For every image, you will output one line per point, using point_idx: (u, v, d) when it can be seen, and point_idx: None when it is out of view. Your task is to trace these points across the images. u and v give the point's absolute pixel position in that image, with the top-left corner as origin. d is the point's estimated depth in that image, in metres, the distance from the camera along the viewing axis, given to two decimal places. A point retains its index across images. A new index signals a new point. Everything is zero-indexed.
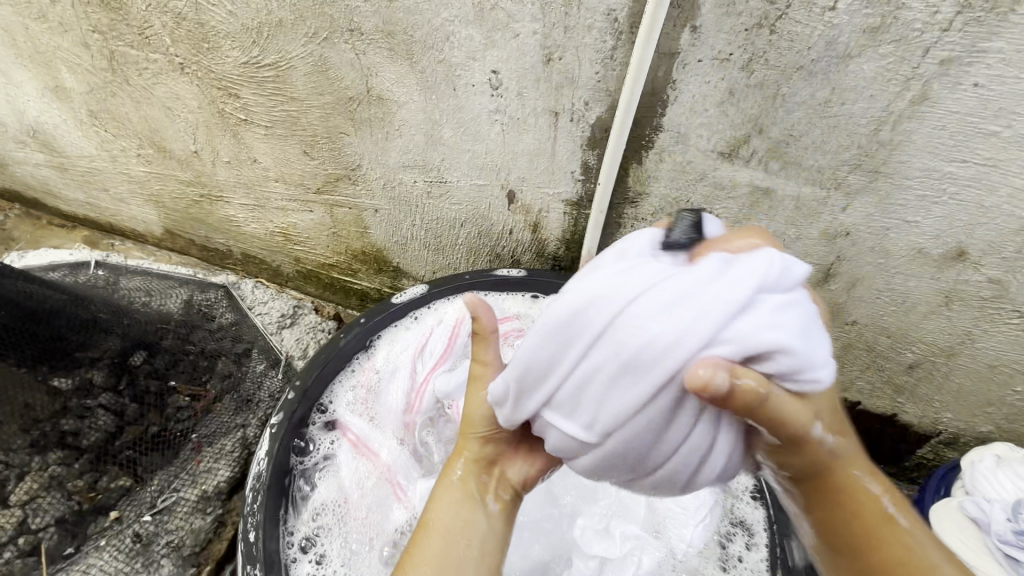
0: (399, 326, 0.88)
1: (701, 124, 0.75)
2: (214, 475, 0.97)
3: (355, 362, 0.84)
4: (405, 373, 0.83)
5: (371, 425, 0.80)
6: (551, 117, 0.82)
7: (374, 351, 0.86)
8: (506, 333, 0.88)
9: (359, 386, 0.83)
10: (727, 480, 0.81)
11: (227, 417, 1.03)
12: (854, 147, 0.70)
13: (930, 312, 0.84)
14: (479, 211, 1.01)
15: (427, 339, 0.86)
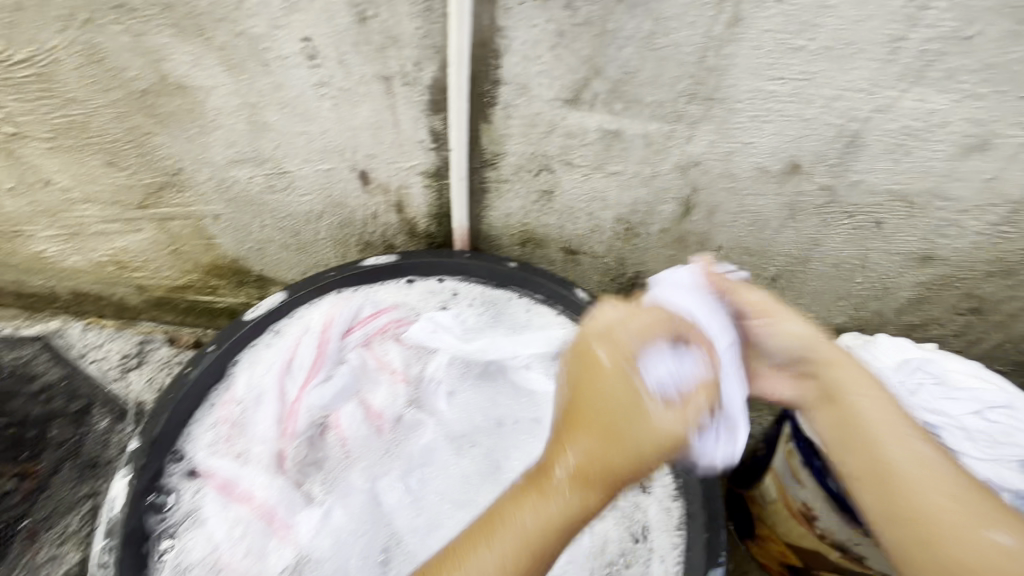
0: (258, 344, 0.80)
1: (538, 71, 0.71)
2: (61, 559, 0.91)
3: (212, 396, 0.75)
4: (270, 396, 0.75)
5: (240, 460, 0.71)
6: (383, 84, 0.74)
7: (233, 380, 0.76)
8: (382, 328, 0.85)
9: (221, 420, 0.73)
10: None
11: (66, 491, 0.96)
12: (686, 78, 0.71)
13: (780, 225, 0.90)
14: (333, 199, 0.91)
15: (292, 355, 0.79)
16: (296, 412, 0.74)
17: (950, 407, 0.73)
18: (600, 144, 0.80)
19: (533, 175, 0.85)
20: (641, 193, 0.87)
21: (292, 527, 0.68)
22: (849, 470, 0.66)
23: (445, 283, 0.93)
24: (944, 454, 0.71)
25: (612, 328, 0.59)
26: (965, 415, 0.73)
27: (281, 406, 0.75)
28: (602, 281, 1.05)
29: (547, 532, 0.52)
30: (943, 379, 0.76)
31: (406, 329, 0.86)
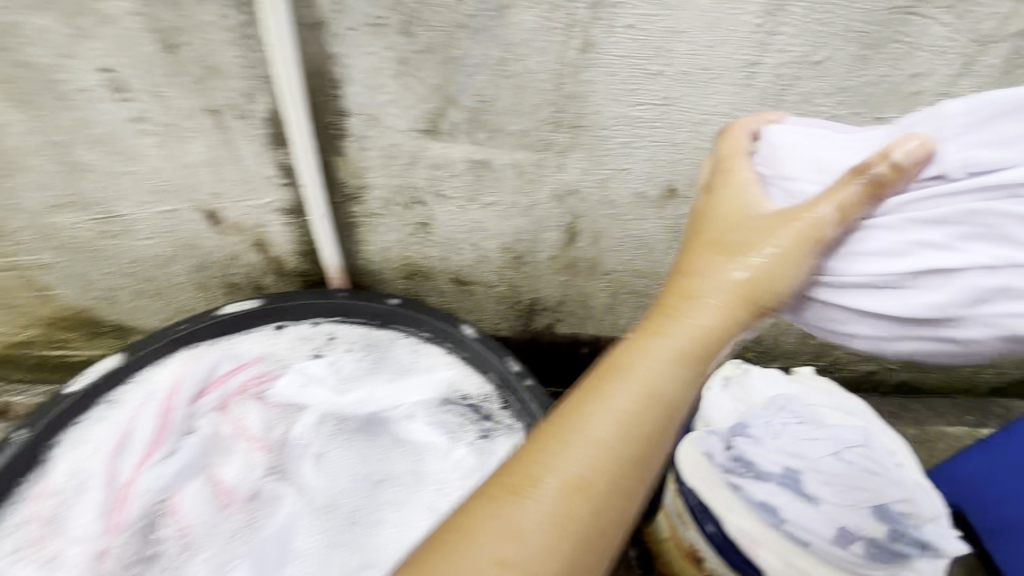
0: (87, 419, 0.70)
1: (387, 101, 0.65)
2: None
3: (21, 490, 0.65)
4: (97, 482, 0.66)
5: (54, 564, 0.61)
6: (212, 117, 0.65)
7: (52, 466, 0.67)
8: (242, 387, 0.77)
9: (31, 517, 0.63)
10: None
11: None
12: (547, 105, 0.66)
13: (668, 248, 0.88)
14: (183, 241, 0.81)
15: (126, 430, 0.70)
16: (128, 498, 0.66)
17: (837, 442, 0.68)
18: (470, 174, 0.74)
19: (404, 208, 0.79)
20: (523, 222, 0.82)
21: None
22: (727, 526, 0.64)
23: (321, 326, 0.84)
24: (829, 490, 0.64)
25: (732, 206, 0.51)
26: (853, 449, 0.67)
27: (109, 493, 0.66)
28: (499, 310, 1.00)
29: (645, 402, 0.44)
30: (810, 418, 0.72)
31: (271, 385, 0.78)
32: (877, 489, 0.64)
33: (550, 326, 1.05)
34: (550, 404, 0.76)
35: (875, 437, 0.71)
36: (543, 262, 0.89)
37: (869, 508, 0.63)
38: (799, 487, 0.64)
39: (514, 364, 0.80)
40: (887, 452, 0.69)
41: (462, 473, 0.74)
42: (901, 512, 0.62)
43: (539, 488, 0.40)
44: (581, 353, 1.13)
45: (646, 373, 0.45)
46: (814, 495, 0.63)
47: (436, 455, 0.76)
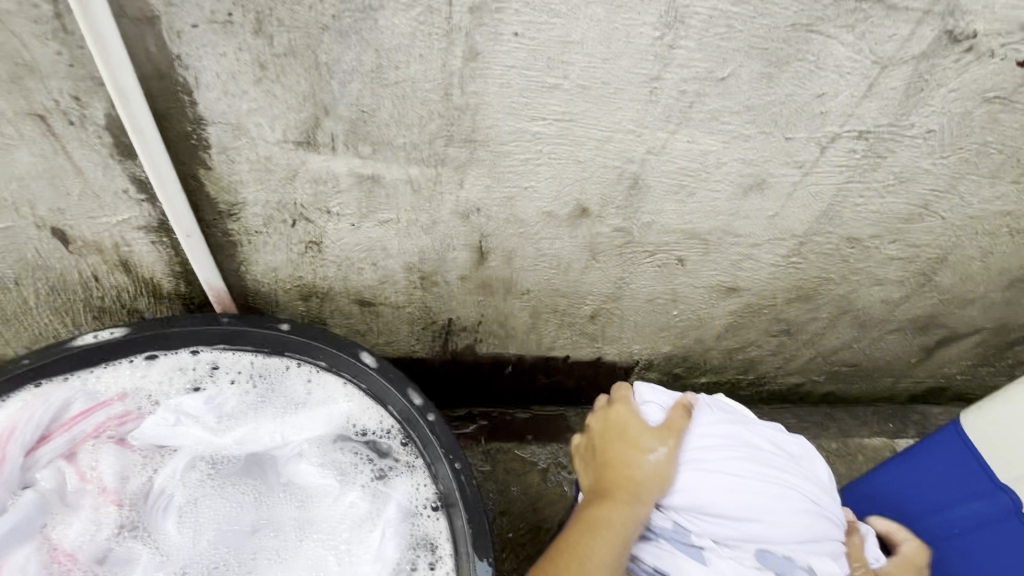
0: None
1: (250, 109, 0.57)
2: None
3: None
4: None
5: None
6: (37, 123, 0.56)
7: None
8: (96, 429, 0.67)
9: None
10: (414, 516, 0.67)
11: None
12: (435, 118, 0.60)
13: (585, 267, 0.83)
14: (29, 260, 0.70)
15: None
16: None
17: (742, 484, 0.64)
18: (359, 190, 0.67)
19: (289, 226, 0.71)
20: (426, 241, 0.75)
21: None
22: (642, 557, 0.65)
23: (201, 354, 0.74)
24: (716, 539, 0.63)
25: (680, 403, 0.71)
26: (758, 495, 0.63)
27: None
28: (413, 331, 0.93)
29: (619, 542, 0.61)
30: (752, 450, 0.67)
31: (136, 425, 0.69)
32: (766, 536, 0.62)
33: (470, 346, 0.99)
34: (452, 443, 0.70)
35: (791, 469, 0.68)
36: (453, 282, 0.83)
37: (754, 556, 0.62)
38: (682, 536, 0.64)
39: (417, 396, 0.73)
40: (796, 487, 0.66)
41: (351, 522, 0.67)
42: (784, 558, 0.62)
43: (596, 541, 0.61)
44: (506, 371, 1.07)
45: (622, 526, 0.62)
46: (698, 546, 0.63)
47: (324, 503, 0.68)
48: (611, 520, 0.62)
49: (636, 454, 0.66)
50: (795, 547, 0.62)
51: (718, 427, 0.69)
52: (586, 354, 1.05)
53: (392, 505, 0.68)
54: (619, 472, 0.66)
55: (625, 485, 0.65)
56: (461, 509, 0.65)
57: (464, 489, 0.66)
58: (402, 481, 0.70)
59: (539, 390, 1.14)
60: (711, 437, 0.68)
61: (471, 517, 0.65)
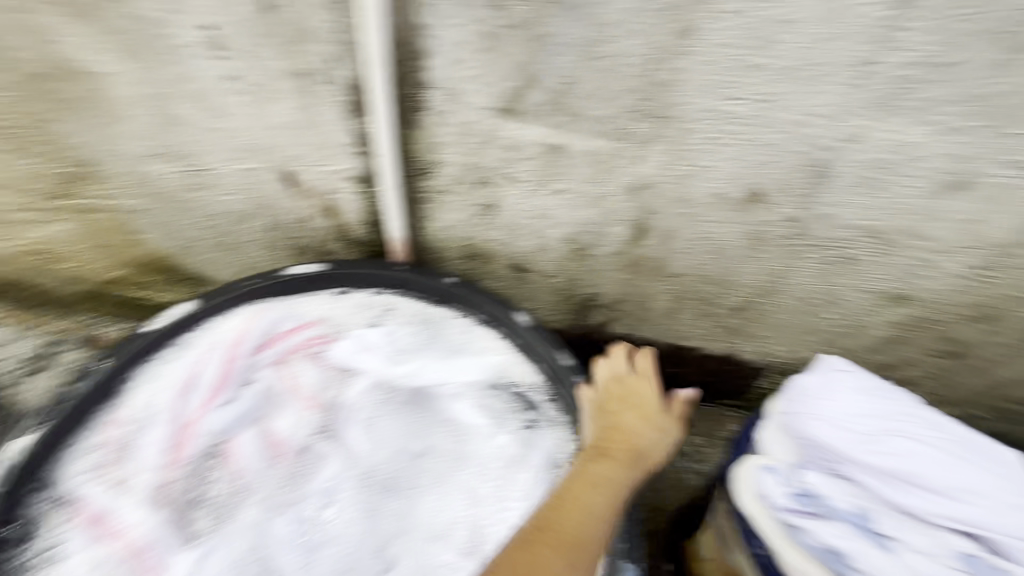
0: (160, 358, 0.74)
1: (468, 77, 0.64)
2: None
3: (99, 416, 0.70)
4: (164, 419, 0.71)
5: (129, 483, 0.67)
6: (298, 80, 0.66)
7: (124, 397, 0.72)
8: (299, 346, 0.79)
9: (105, 442, 0.69)
10: (559, 467, 0.72)
11: None
12: (632, 92, 0.63)
13: (742, 255, 0.82)
14: (259, 200, 0.84)
15: (191, 376, 0.74)
16: (192, 436, 0.71)
17: (949, 469, 0.58)
18: (543, 159, 0.72)
19: (472, 187, 0.78)
20: (591, 214, 0.79)
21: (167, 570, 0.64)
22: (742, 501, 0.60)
23: (381, 295, 0.84)
24: (873, 479, 0.59)
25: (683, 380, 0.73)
26: (911, 454, 0.59)
27: (174, 431, 0.71)
28: (554, 301, 0.98)
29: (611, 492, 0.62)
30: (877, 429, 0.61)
31: (329, 347, 0.80)
32: (972, 516, 0.57)
33: (604, 323, 1.02)
34: (602, 405, 0.74)
35: (953, 457, 0.59)
36: (606, 257, 0.87)
37: (955, 546, 0.56)
38: (869, 521, 0.57)
39: (568, 357, 0.77)
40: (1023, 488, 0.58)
41: (502, 462, 0.73)
42: (986, 556, 0.55)
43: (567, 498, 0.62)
44: (633, 354, 1.09)
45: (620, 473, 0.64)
46: (886, 533, 0.56)
47: (479, 440, 0.75)
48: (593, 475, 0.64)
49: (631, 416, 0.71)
50: (1017, 543, 0.56)
51: (834, 370, 0.64)
52: (719, 348, 1.04)
53: (538, 453, 0.73)
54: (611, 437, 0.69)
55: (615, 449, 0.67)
56: None
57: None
58: (547, 434, 0.75)
59: (662, 378, 1.14)
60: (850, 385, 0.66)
61: None
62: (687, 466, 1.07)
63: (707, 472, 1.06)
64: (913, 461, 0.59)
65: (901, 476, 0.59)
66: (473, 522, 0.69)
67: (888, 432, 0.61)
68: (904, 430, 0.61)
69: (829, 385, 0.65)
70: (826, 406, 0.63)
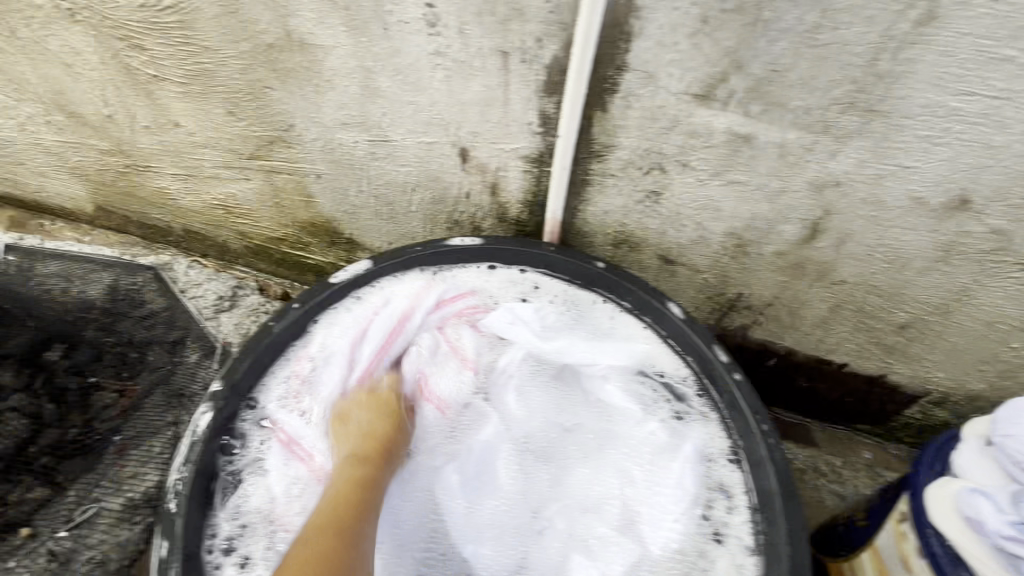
0: (340, 308, 0.81)
1: (671, 61, 0.64)
2: (143, 480, 0.82)
3: (289, 351, 0.78)
4: (345, 364, 0.80)
5: (318, 417, 0.76)
6: (499, 59, 0.70)
7: (310, 338, 0.79)
8: (460, 312, 0.84)
9: (295, 375, 0.77)
10: (711, 460, 0.72)
11: (156, 415, 0.87)
12: (846, 83, 0.60)
13: (925, 267, 0.77)
14: (431, 173, 0.90)
15: (365, 329, 0.81)
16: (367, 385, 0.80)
17: None
18: (726, 148, 0.71)
19: (642, 173, 0.78)
20: (762, 209, 0.77)
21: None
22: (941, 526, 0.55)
23: (528, 274, 0.87)
24: None
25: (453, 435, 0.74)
26: None
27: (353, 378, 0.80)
28: (696, 297, 0.96)
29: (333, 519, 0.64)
30: None
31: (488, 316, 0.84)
32: None
33: (744, 326, 0.99)
34: (759, 405, 0.72)
35: None
36: (766, 256, 0.84)
37: None
38: None
39: (722, 353, 0.77)
40: None
41: (652, 447, 0.74)
42: None
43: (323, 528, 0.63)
44: (767, 362, 1.05)
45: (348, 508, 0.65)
46: None
47: (628, 423, 0.77)
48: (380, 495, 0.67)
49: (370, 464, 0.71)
50: None
51: None
52: (869, 367, 0.97)
53: (689, 444, 0.73)
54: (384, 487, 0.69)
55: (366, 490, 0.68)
56: (768, 469, 0.67)
57: (772, 456, 0.68)
58: (697, 426, 0.75)
59: (793, 391, 1.09)
60: None
61: (777, 478, 0.66)
62: (818, 486, 1.01)
63: (839, 496, 1.00)
64: None
65: None
66: (624, 500, 0.72)
67: None
68: None
69: None
70: None
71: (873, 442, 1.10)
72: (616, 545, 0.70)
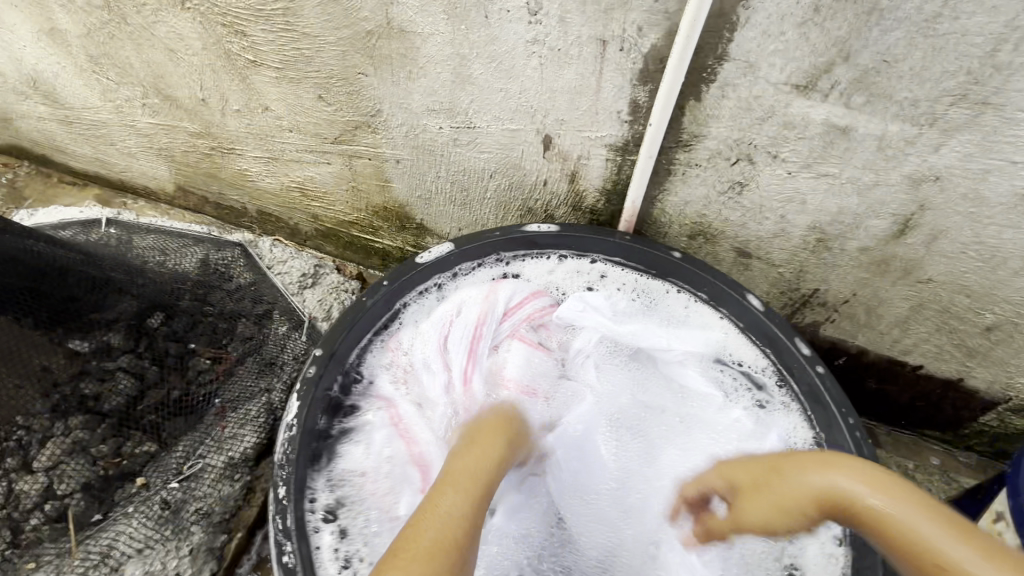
0: (422, 292, 0.85)
1: (774, 50, 0.64)
2: (240, 441, 0.92)
3: (382, 337, 0.82)
4: (435, 360, 0.82)
5: (420, 408, 0.81)
6: (597, 47, 0.71)
7: (400, 325, 0.83)
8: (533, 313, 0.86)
9: (391, 366, 0.82)
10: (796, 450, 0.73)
11: (250, 381, 0.95)
12: (960, 75, 0.60)
13: (1022, 268, 0.75)
14: (511, 160, 0.92)
15: (450, 329, 0.84)
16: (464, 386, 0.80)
17: None
18: (820, 140, 0.71)
19: (729, 164, 0.79)
20: (851, 202, 0.76)
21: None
22: None
23: (596, 263, 0.88)
24: None
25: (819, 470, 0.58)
26: None
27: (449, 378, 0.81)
28: (768, 292, 0.96)
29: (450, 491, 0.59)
30: None
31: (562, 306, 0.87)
32: None
33: (816, 324, 0.98)
34: (844, 399, 0.73)
35: None
36: (849, 251, 0.83)
37: None
38: None
39: (803, 345, 0.77)
40: None
41: (738, 434, 0.78)
42: None
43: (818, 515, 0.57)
44: (836, 362, 1.04)
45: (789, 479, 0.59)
46: None
47: (711, 411, 0.81)
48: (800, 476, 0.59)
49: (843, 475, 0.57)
50: None
51: None
52: (946, 370, 0.95)
53: (773, 432, 0.76)
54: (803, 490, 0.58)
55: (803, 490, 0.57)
56: None
57: (861, 452, 0.68)
58: (777, 416, 0.77)
59: (861, 393, 1.07)
60: None
61: None
62: None
63: None
64: None
65: None
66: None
67: None
68: None
69: None
70: None
71: (941, 449, 1.07)
72: (710, 528, 0.74)
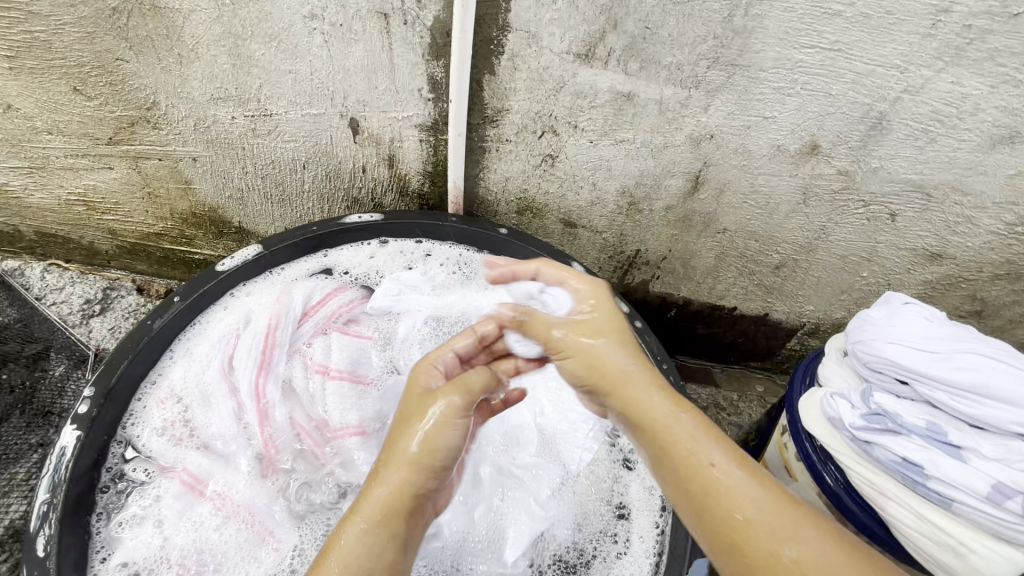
0: (210, 313, 0.77)
1: (551, 19, 0.65)
2: (7, 512, 0.78)
3: (150, 381, 0.71)
4: (219, 394, 0.71)
5: (208, 455, 0.68)
6: (380, 21, 0.67)
7: (174, 364, 0.73)
8: (333, 314, 0.79)
9: (163, 420, 0.69)
10: None
11: (16, 438, 0.84)
12: (709, 38, 0.65)
13: (791, 211, 0.86)
14: (321, 147, 0.85)
15: (234, 345, 0.74)
16: (256, 401, 0.70)
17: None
18: (611, 107, 0.74)
19: (536, 137, 0.80)
20: (649, 165, 0.82)
21: (276, 536, 0.63)
22: (849, 474, 0.59)
23: (420, 244, 0.86)
24: (949, 397, 0.56)
25: (723, 471, 0.49)
26: (984, 367, 0.56)
27: (240, 401, 0.71)
28: (599, 257, 1.01)
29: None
30: (939, 352, 0.58)
31: (376, 300, 0.81)
32: None
33: (645, 282, 1.05)
34: (660, 349, 0.78)
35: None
36: (657, 212, 0.89)
37: None
38: (946, 440, 0.55)
39: (624, 305, 0.81)
40: None
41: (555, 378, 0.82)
42: None
43: (698, 458, 0.50)
44: (669, 314, 1.13)
45: (660, 419, 0.53)
46: (966, 448, 0.54)
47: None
48: (653, 416, 0.53)
49: (739, 477, 0.49)
50: None
51: (878, 313, 0.65)
52: (754, 308, 1.07)
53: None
54: (688, 443, 0.51)
55: (698, 465, 0.49)
56: None
57: None
58: None
59: (694, 338, 1.18)
60: (912, 314, 0.63)
61: None
62: (721, 419, 1.12)
63: (738, 427, 1.10)
64: (993, 379, 0.55)
65: (981, 389, 0.55)
66: (541, 429, 0.78)
67: (955, 352, 0.58)
68: (973, 349, 0.58)
69: (890, 316, 0.64)
70: (880, 337, 0.61)
71: (763, 376, 1.22)
72: (544, 472, 0.75)
